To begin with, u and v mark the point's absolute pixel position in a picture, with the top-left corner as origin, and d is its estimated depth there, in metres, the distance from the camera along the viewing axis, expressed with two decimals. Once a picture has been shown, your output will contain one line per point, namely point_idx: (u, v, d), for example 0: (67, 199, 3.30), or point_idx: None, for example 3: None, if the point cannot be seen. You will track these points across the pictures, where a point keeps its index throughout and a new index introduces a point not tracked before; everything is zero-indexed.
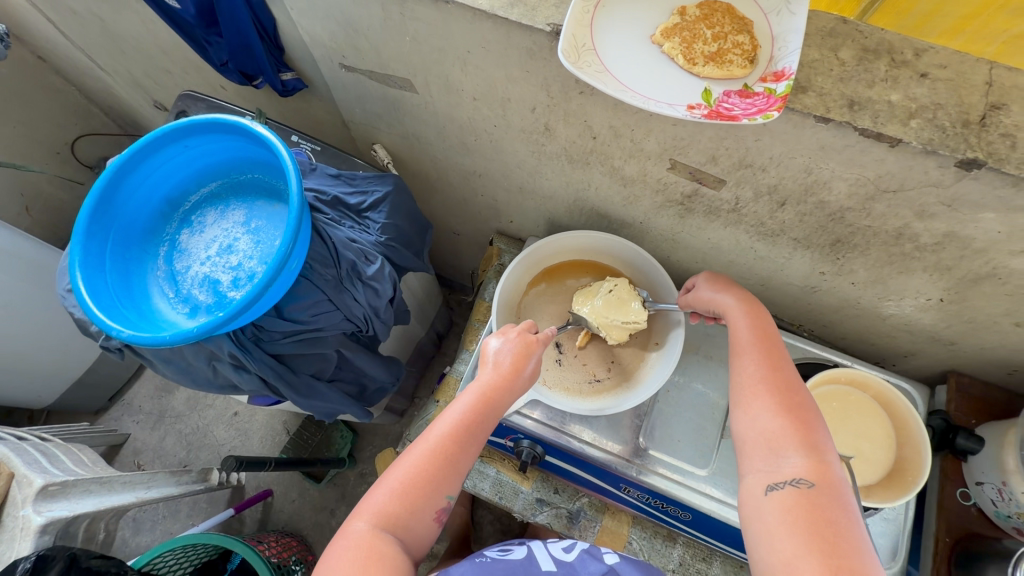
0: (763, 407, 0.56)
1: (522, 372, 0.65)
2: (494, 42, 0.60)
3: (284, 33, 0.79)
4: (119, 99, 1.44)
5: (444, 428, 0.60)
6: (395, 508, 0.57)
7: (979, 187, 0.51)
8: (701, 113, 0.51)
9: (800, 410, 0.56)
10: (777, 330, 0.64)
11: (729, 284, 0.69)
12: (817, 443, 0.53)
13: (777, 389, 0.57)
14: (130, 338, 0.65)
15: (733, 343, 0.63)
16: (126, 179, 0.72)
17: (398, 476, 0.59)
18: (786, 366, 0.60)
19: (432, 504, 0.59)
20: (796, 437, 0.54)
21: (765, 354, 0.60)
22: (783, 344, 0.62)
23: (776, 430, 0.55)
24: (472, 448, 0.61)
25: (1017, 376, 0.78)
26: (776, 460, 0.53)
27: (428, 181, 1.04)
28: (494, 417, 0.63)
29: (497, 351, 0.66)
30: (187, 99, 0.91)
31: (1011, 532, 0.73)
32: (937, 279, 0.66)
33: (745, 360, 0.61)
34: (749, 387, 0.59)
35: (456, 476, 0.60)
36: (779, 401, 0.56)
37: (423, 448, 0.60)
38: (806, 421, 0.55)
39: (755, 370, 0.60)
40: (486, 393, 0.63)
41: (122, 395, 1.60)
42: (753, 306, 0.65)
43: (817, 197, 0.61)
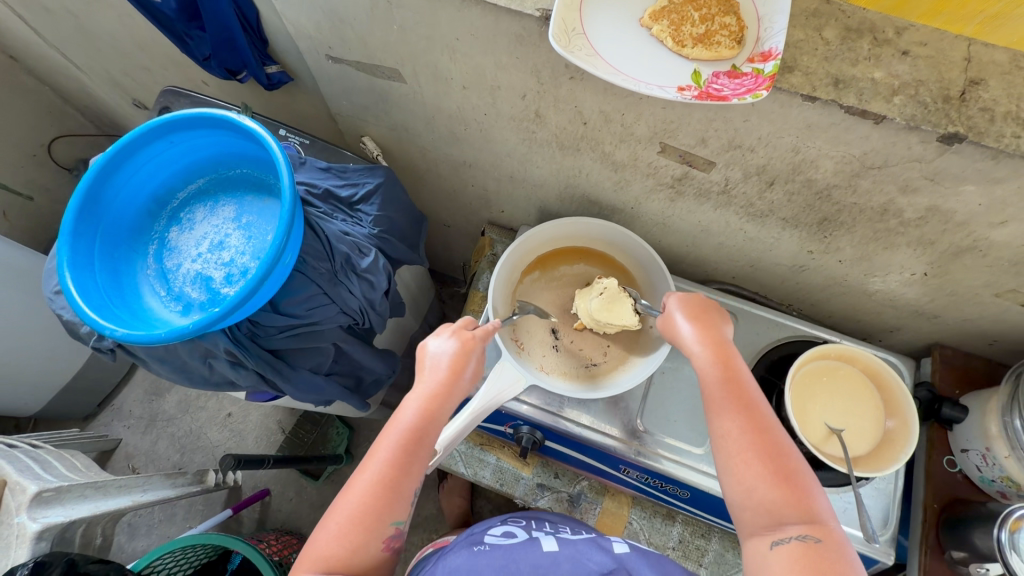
0: (757, 475, 0.54)
1: (462, 374, 0.65)
2: (482, 29, 0.60)
3: (268, 25, 0.78)
4: (95, 98, 1.41)
5: (384, 455, 0.59)
6: (338, 549, 0.55)
7: (959, 160, 0.53)
8: (692, 95, 0.52)
9: (793, 473, 0.54)
10: (746, 372, 0.62)
11: (703, 323, 0.66)
12: (817, 506, 0.52)
13: (767, 453, 0.54)
14: (124, 336, 0.64)
15: (709, 401, 0.60)
16: (112, 177, 0.71)
17: (342, 514, 0.57)
18: (767, 418, 0.57)
19: (377, 535, 0.57)
20: (796, 502, 0.52)
21: (746, 408, 0.58)
22: (754, 388, 0.60)
23: (776, 499, 0.52)
24: (416, 467, 0.60)
25: (998, 346, 0.81)
26: (777, 528, 0.52)
27: (417, 174, 1.03)
28: (436, 431, 0.62)
29: (434, 355, 0.66)
30: (170, 95, 0.90)
31: (996, 496, 0.76)
32: (920, 254, 0.68)
33: (725, 419, 0.57)
34: (738, 452, 0.55)
35: (402, 500, 0.59)
36: (774, 468, 0.54)
37: (367, 482, 0.58)
38: (790, 472, 0.54)
39: (739, 431, 0.56)
40: (427, 405, 0.62)
41: (111, 400, 1.58)
42: (724, 353, 0.62)
43: (805, 175, 0.63)
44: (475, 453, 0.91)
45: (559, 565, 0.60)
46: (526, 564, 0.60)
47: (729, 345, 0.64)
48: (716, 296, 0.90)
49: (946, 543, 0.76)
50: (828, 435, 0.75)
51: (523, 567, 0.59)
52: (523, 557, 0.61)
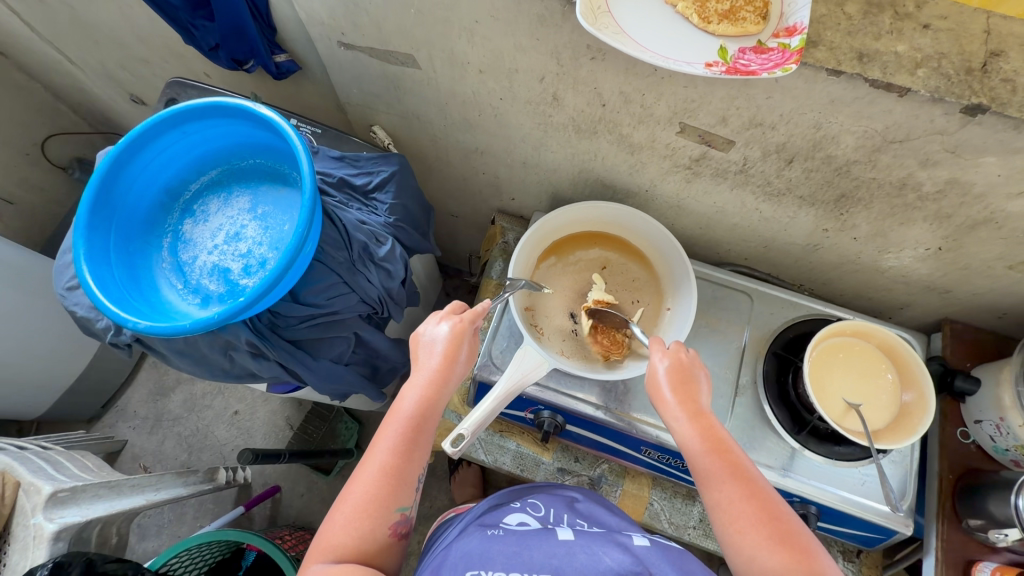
0: (755, 544, 0.50)
1: (456, 359, 0.64)
2: (504, 10, 0.60)
3: (277, 12, 0.78)
4: (89, 95, 1.38)
5: (386, 445, 0.59)
6: (347, 537, 0.54)
7: (981, 132, 0.54)
8: (720, 70, 0.52)
9: (792, 537, 0.50)
10: (729, 435, 0.59)
11: (683, 386, 0.62)
12: (822, 568, 0.49)
13: (761, 518, 0.52)
14: (146, 329, 0.63)
15: (698, 475, 0.57)
16: (126, 168, 0.70)
17: (348, 505, 0.56)
18: (759, 482, 0.55)
19: (384, 521, 0.56)
20: (800, 566, 0.48)
21: (736, 473, 0.55)
22: (741, 451, 0.58)
23: (776, 568, 0.49)
24: (417, 453, 0.60)
25: (1008, 319, 0.82)
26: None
27: (427, 163, 1.03)
28: (434, 417, 0.62)
29: (427, 343, 0.65)
30: (177, 87, 0.88)
31: (1009, 464, 0.77)
32: (936, 228, 0.69)
33: (717, 490, 0.55)
34: (731, 522, 0.53)
35: (407, 486, 0.58)
36: (769, 533, 0.51)
37: (370, 472, 0.58)
38: (785, 533, 0.51)
39: (732, 500, 0.54)
40: (424, 393, 0.62)
41: (116, 401, 1.56)
42: (705, 422, 0.59)
43: (826, 151, 0.63)
44: (495, 440, 0.92)
45: (573, 556, 0.53)
46: (540, 554, 0.54)
47: (710, 415, 0.60)
48: (729, 278, 0.91)
49: (963, 513, 0.78)
50: (846, 410, 0.75)
51: (535, 558, 0.53)
52: (537, 547, 0.55)
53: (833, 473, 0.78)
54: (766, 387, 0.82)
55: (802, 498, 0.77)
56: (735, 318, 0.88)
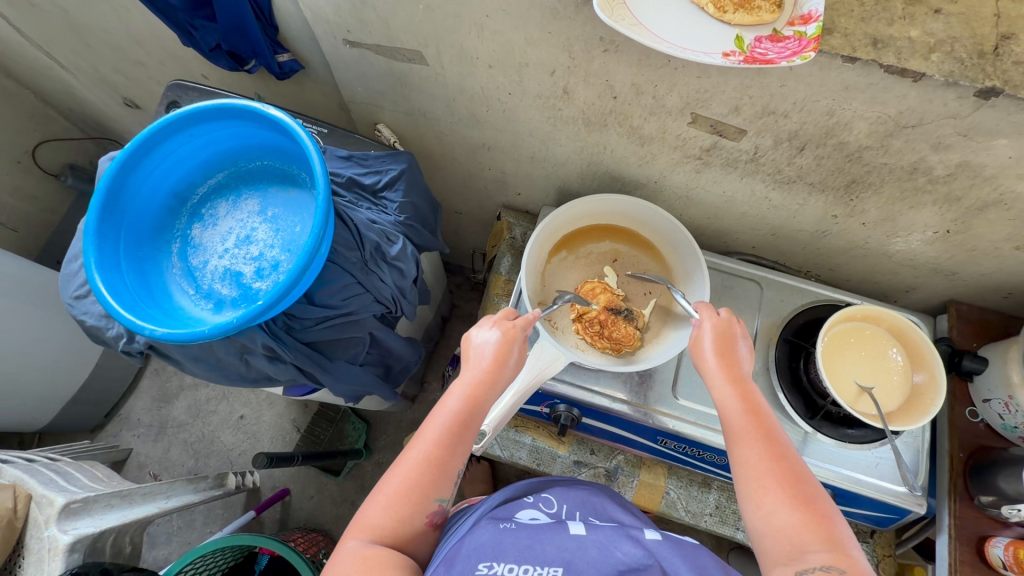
0: (775, 501, 0.50)
1: (506, 363, 0.64)
2: (515, 4, 0.60)
3: (281, 11, 0.77)
4: (80, 100, 1.36)
5: (431, 435, 0.59)
6: (384, 519, 0.55)
7: (993, 115, 0.55)
8: (737, 60, 0.52)
9: (815, 501, 0.50)
10: (768, 406, 0.59)
11: (727, 353, 0.63)
12: (839, 534, 0.48)
13: (787, 479, 0.52)
14: (163, 336, 0.63)
15: (730, 432, 0.57)
16: (133, 173, 0.69)
17: (388, 488, 0.57)
18: (789, 448, 0.55)
19: (422, 509, 0.56)
20: (818, 529, 0.48)
21: (767, 437, 0.55)
22: (777, 421, 0.57)
23: (795, 525, 0.48)
24: (460, 449, 0.59)
25: (1013, 298, 0.83)
26: (799, 557, 0.47)
27: (432, 160, 1.02)
28: (480, 417, 0.62)
29: (478, 345, 0.65)
30: (178, 89, 0.87)
31: (1017, 441, 0.79)
32: (944, 211, 0.70)
33: (746, 447, 0.55)
34: (755, 478, 0.52)
35: (447, 479, 0.58)
36: (792, 493, 0.50)
37: (412, 458, 0.58)
38: (810, 498, 0.50)
39: (760, 460, 0.53)
40: (470, 392, 0.62)
41: (118, 410, 1.54)
42: (744, 387, 0.60)
43: (837, 138, 0.64)
44: (511, 436, 0.92)
45: (585, 550, 0.52)
46: (553, 547, 0.52)
47: (749, 381, 0.61)
48: (738, 267, 0.91)
49: (974, 490, 0.79)
50: (859, 394, 0.76)
51: (548, 551, 0.51)
52: (550, 540, 0.53)
53: (846, 456, 0.79)
54: (778, 373, 0.83)
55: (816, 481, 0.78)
56: (746, 306, 0.89)
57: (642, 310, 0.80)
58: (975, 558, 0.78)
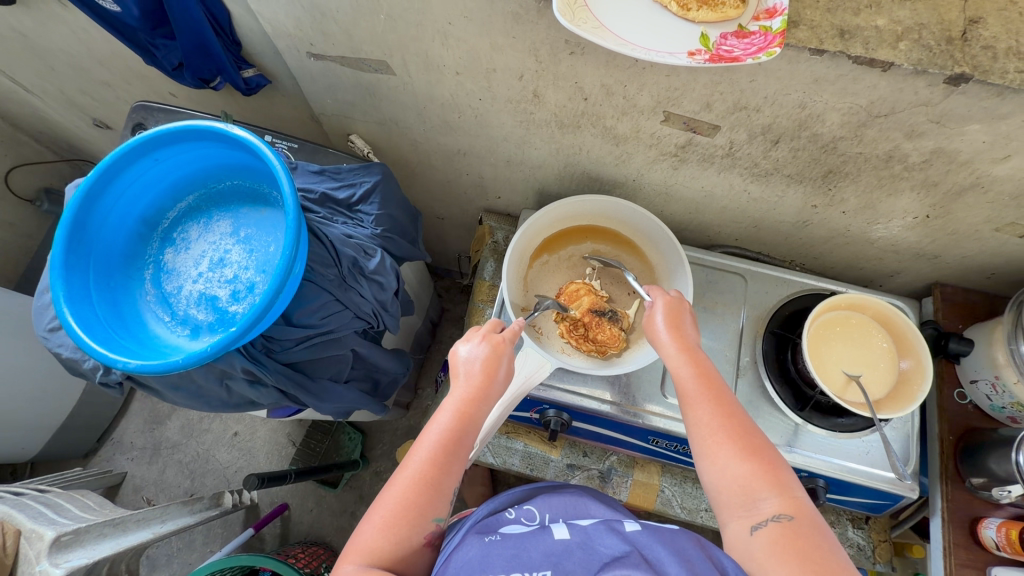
0: (728, 454, 0.54)
1: (495, 378, 0.64)
2: (477, 10, 0.59)
3: (240, 27, 0.76)
4: (50, 123, 1.33)
5: (424, 453, 0.58)
6: (383, 541, 0.54)
7: (965, 101, 0.54)
8: (703, 59, 0.52)
9: (763, 452, 0.54)
10: (716, 368, 0.62)
11: (679, 323, 0.66)
12: (787, 481, 0.52)
13: (736, 434, 0.55)
14: (137, 367, 0.61)
15: (682, 395, 0.60)
16: (99, 200, 0.68)
17: (382, 510, 0.56)
18: (735, 406, 0.58)
19: (420, 529, 0.55)
20: (768, 478, 0.52)
21: (716, 398, 0.58)
22: (725, 382, 0.60)
23: (747, 476, 0.52)
24: (455, 466, 0.59)
25: (996, 278, 0.83)
26: (752, 506, 0.51)
27: (410, 167, 1.01)
28: (472, 432, 0.61)
29: (467, 359, 0.65)
30: (142, 111, 0.86)
31: (1006, 421, 0.79)
32: (923, 196, 0.70)
33: (698, 407, 0.58)
34: (710, 437, 0.56)
35: (443, 497, 0.57)
36: (742, 445, 0.54)
37: (406, 477, 0.57)
38: (759, 452, 0.54)
39: (711, 419, 0.57)
40: (462, 408, 0.61)
41: (110, 434, 1.53)
42: (694, 352, 0.62)
43: (811, 130, 0.63)
44: (503, 443, 0.92)
45: (571, 552, 0.50)
46: (538, 552, 0.50)
47: (696, 346, 0.63)
48: (722, 260, 0.91)
49: (965, 473, 0.79)
50: (847, 383, 0.76)
51: (534, 557, 0.50)
52: (534, 545, 0.51)
53: (837, 445, 0.78)
54: (766, 366, 0.82)
55: (810, 472, 0.78)
56: (731, 300, 0.88)
57: (628, 313, 0.79)
58: (969, 541, 0.78)
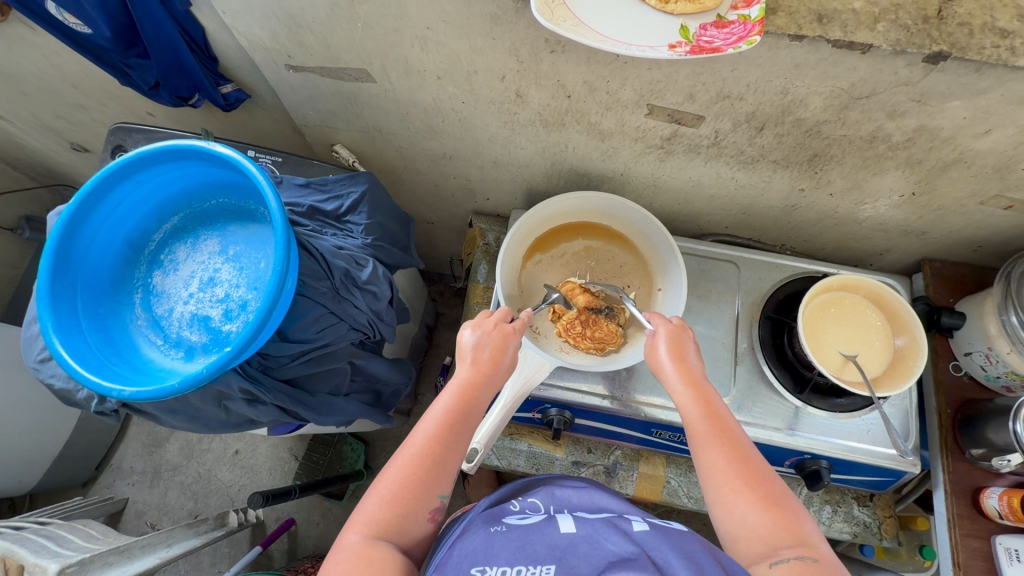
0: (747, 503, 0.54)
1: (500, 362, 0.64)
2: (454, 13, 0.58)
3: (216, 42, 0.75)
4: (26, 149, 1.31)
5: (428, 429, 0.58)
6: (385, 515, 0.54)
7: (944, 78, 0.55)
8: (684, 51, 0.52)
9: (780, 498, 0.54)
10: (727, 410, 0.62)
11: (686, 357, 0.65)
12: (806, 529, 0.52)
13: (751, 478, 0.56)
14: (133, 395, 0.61)
15: (693, 437, 0.60)
16: (82, 227, 0.67)
17: (386, 484, 0.56)
18: (748, 449, 0.58)
19: (423, 506, 0.55)
20: (787, 527, 0.52)
21: (728, 442, 0.58)
22: (736, 424, 0.61)
23: (765, 524, 0.53)
24: (459, 444, 0.59)
25: (983, 251, 0.84)
26: (772, 553, 0.51)
27: (396, 173, 1.00)
28: (476, 413, 0.61)
29: (474, 345, 0.64)
30: (121, 133, 0.85)
31: (1001, 391, 0.80)
32: (907, 174, 0.70)
33: (711, 452, 0.58)
34: (726, 481, 0.56)
35: (447, 474, 0.57)
36: (760, 493, 0.55)
37: (410, 452, 0.57)
38: (777, 499, 0.54)
39: (725, 462, 0.57)
40: (465, 389, 0.61)
41: (109, 460, 1.51)
42: (702, 390, 0.62)
43: (794, 115, 0.63)
44: (507, 444, 0.92)
45: (576, 547, 0.49)
46: (543, 546, 0.49)
47: (702, 380, 0.63)
48: (713, 249, 0.91)
49: (965, 444, 0.80)
50: (844, 362, 0.76)
51: (538, 551, 0.49)
52: (540, 539, 0.51)
53: (839, 426, 0.79)
54: (764, 351, 0.83)
55: (813, 453, 0.78)
56: (725, 288, 0.88)
57: (625, 307, 0.80)
58: (973, 511, 0.79)
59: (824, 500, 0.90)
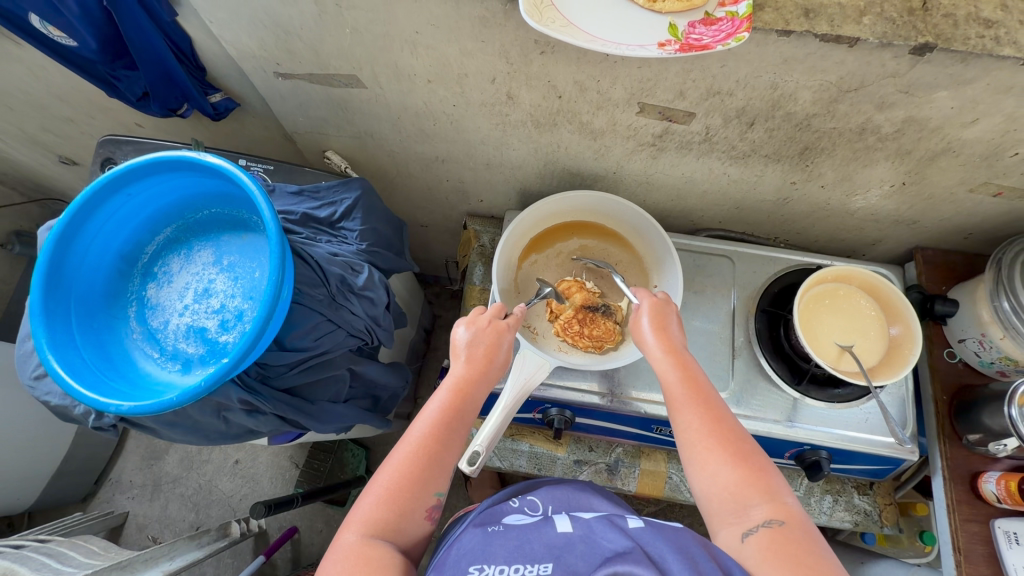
0: (718, 460, 0.55)
1: (494, 359, 0.64)
2: (443, 17, 0.58)
3: (203, 51, 0.75)
4: (14, 164, 1.29)
5: (424, 426, 0.58)
6: (382, 513, 0.54)
7: (931, 69, 0.55)
8: (674, 49, 0.52)
9: (751, 457, 0.55)
10: (705, 375, 0.62)
11: (666, 325, 0.66)
12: (776, 487, 0.53)
13: (725, 438, 0.56)
14: (131, 409, 0.60)
15: (670, 400, 0.60)
16: (74, 242, 0.66)
17: (382, 483, 0.56)
18: (723, 412, 0.59)
19: (420, 504, 0.56)
20: (758, 484, 0.53)
21: (704, 405, 0.58)
22: (714, 388, 0.61)
23: (736, 482, 0.53)
24: (454, 441, 0.59)
25: (973, 238, 0.85)
26: (743, 513, 0.52)
27: (388, 178, 1.00)
28: (471, 410, 0.61)
29: (469, 342, 0.64)
30: (110, 145, 0.84)
31: (996, 375, 0.81)
32: (897, 164, 0.71)
33: (686, 413, 0.58)
34: (700, 442, 0.56)
35: (444, 472, 0.58)
36: (732, 451, 0.55)
37: (406, 450, 0.57)
38: (750, 458, 0.55)
39: (699, 423, 0.57)
40: (460, 386, 0.61)
41: (108, 475, 1.49)
42: (680, 356, 0.63)
43: (784, 109, 0.64)
44: (508, 445, 0.92)
45: (573, 545, 0.49)
46: (541, 544, 0.50)
47: (681, 348, 0.64)
48: (707, 244, 0.92)
49: (961, 430, 0.81)
50: (840, 353, 0.77)
51: (536, 549, 0.49)
52: (537, 537, 0.51)
53: (837, 416, 0.79)
54: (761, 344, 0.83)
55: (812, 444, 0.79)
56: (720, 283, 0.89)
57: (622, 304, 0.80)
58: (971, 496, 0.80)
59: (825, 490, 0.91)
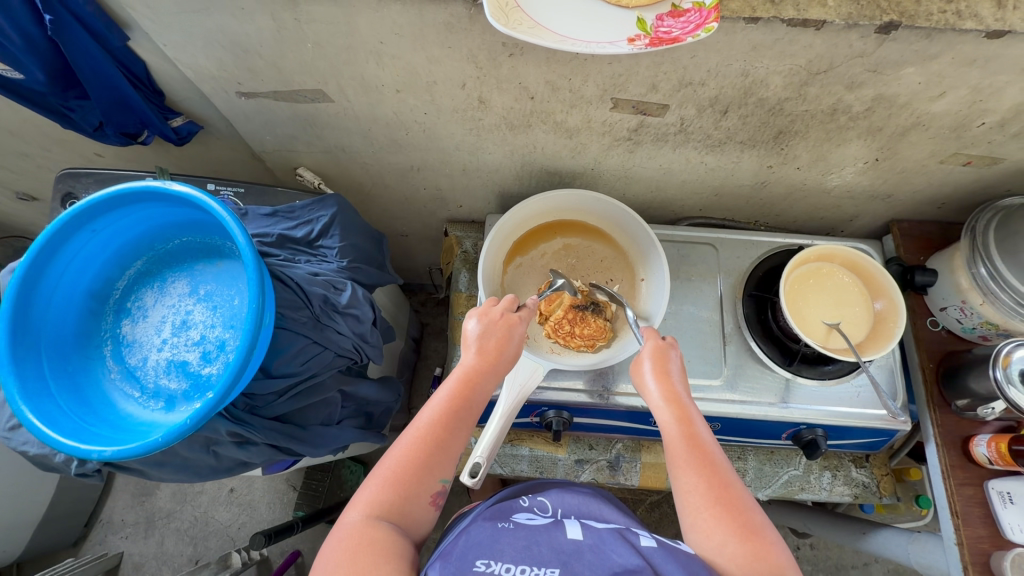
0: (725, 531, 0.53)
1: (504, 351, 0.63)
2: (406, 24, 0.56)
3: (159, 75, 0.72)
4: None
5: (432, 413, 0.57)
6: (387, 496, 0.53)
7: (897, 47, 0.55)
8: (644, 44, 0.51)
9: (756, 529, 0.53)
10: (712, 436, 0.60)
11: (668, 376, 0.65)
12: (782, 562, 0.51)
13: (731, 507, 0.54)
14: (114, 454, 0.58)
15: (671, 458, 0.59)
16: (39, 284, 0.63)
17: (389, 464, 0.55)
18: (728, 476, 0.57)
19: (426, 489, 0.55)
20: (764, 560, 0.51)
21: (709, 468, 0.57)
22: (721, 451, 0.59)
23: (741, 557, 0.51)
24: (463, 428, 0.58)
25: (946, 207, 0.87)
26: None
27: (364, 190, 0.98)
28: (478, 403, 0.60)
29: (480, 333, 0.63)
30: (69, 179, 0.81)
31: (978, 340, 0.83)
32: (869, 142, 0.72)
33: (689, 475, 0.57)
34: (704, 508, 0.55)
35: (450, 457, 0.57)
36: (738, 522, 0.53)
37: (414, 435, 0.56)
38: (754, 529, 0.53)
39: (702, 487, 0.56)
40: (470, 376, 0.60)
41: (98, 516, 1.45)
42: (684, 410, 0.61)
43: (756, 95, 0.64)
44: (508, 451, 0.91)
45: (582, 554, 0.49)
46: (549, 548, 0.49)
47: (686, 400, 0.62)
48: (690, 233, 0.92)
49: (950, 397, 0.82)
50: (828, 331, 0.78)
51: (544, 552, 0.48)
52: (546, 541, 0.50)
53: (830, 394, 0.80)
54: (750, 329, 0.84)
55: (807, 424, 0.80)
56: (705, 271, 0.89)
57: (609, 302, 0.80)
58: (964, 461, 0.81)
59: (823, 466, 0.92)
